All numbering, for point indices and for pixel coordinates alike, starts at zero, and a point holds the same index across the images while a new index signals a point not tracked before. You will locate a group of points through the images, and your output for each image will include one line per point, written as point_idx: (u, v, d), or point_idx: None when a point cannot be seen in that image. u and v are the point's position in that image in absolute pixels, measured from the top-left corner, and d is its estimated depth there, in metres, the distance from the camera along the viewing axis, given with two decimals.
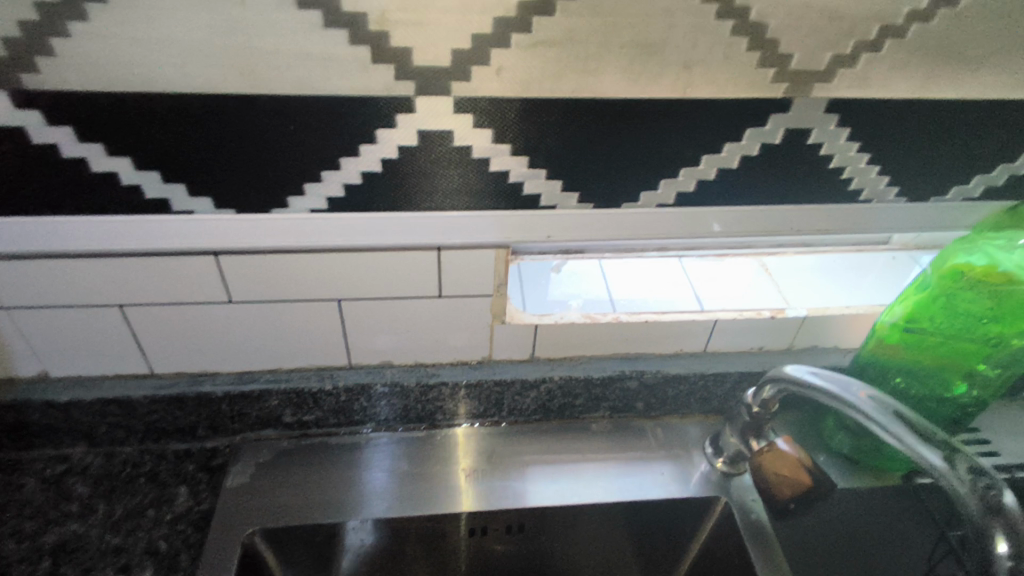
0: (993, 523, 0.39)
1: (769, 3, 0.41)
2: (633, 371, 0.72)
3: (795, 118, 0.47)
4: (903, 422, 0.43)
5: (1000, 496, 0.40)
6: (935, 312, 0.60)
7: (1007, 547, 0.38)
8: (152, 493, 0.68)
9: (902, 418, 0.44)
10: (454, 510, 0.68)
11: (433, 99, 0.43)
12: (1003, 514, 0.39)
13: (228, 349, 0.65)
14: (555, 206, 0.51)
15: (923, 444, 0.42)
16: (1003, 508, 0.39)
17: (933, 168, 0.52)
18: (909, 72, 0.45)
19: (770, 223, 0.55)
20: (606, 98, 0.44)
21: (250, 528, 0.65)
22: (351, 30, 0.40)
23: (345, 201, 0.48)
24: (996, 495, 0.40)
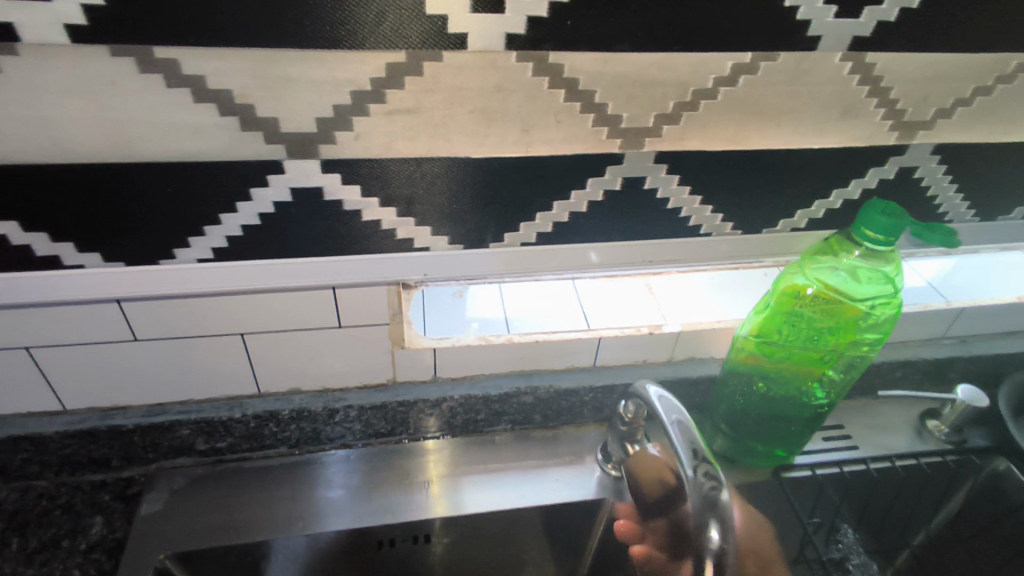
0: (708, 516, 0.52)
1: (590, 75, 0.48)
2: (527, 387, 0.78)
3: (629, 168, 0.54)
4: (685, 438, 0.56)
5: (718, 496, 0.53)
6: (780, 326, 0.67)
7: (713, 533, 0.51)
8: (68, 524, 0.71)
9: (687, 435, 0.57)
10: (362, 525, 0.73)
11: (301, 161, 0.48)
12: (716, 510, 0.52)
13: (137, 384, 0.68)
14: (428, 248, 0.57)
15: (687, 453, 0.55)
16: (717, 504, 0.53)
17: (758, 204, 0.60)
18: (722, 127, 0.53)
19: (625, 254, 0.62)
20: (459, 156, 0.51)
21: (164, 552, 0.68)
22: (219, 104, 0.44)
23: (231, 250, 0.53)
24: (717, 493, 0.53)
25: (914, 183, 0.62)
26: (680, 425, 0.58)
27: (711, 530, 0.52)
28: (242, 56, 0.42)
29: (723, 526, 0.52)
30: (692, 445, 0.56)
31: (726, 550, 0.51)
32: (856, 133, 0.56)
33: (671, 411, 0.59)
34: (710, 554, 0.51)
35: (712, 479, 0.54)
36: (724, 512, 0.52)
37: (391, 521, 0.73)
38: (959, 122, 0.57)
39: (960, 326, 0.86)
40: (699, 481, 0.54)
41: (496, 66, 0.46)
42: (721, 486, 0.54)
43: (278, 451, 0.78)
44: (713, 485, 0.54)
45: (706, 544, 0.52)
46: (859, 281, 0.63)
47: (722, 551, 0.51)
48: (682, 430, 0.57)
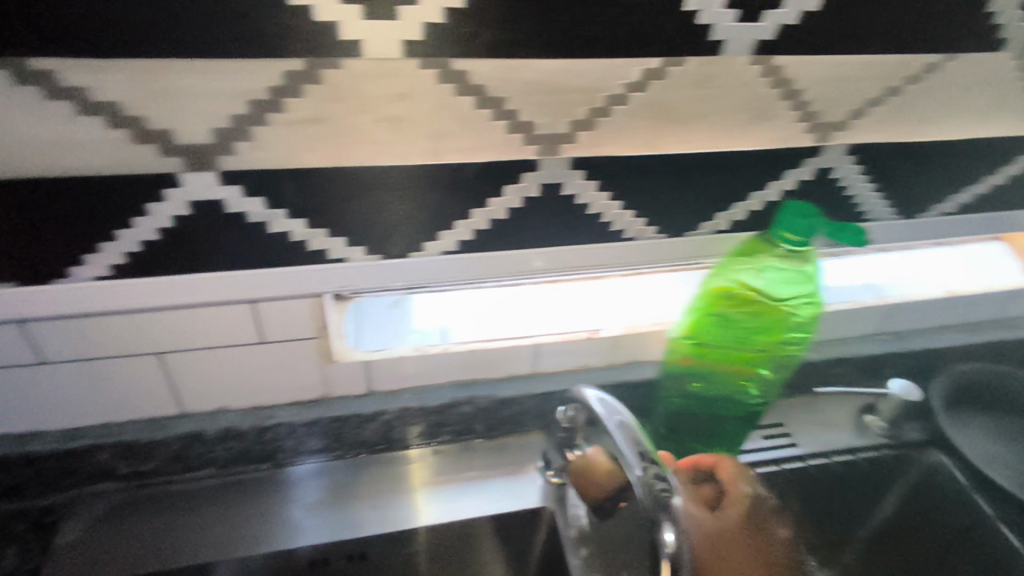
0: (661, 516, 0.49)
1: (498, 81, 0.47)
2: (466, 397, 0.76)
3: (545, 174, 0.54)
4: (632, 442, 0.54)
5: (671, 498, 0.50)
6: (709, 327, 0.67)
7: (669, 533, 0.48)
8: None
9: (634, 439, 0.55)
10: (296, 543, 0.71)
11: (200, 174, 0.47)
12: (669, 512, 0.49)
13: (51, 407, 0.65)
14: (345, 258, 0.56)
15: (634, 456, 0.53)
16: (669, 506, 0.50)
17: (679, 208, 0.60)
18: (636, 131, 0.53)
19: (551, 261, 0.61)
20: (368, 165, 0.50)
21: None
22: (105, 117, 0.43)
23: (134, 266, 0.52)
24: (668, 496, 0.51)
25: (832, 183, 0.62)
26: (624, 428, 0.56)
27: (664, 531, 0.49)
28: (126, 67, 0.41)
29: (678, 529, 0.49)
30: (638, 447, 0.54)
31: (682, 553, 0.49)
32: (771, 135, 0.56)
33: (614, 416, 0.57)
34: (666, 555, 0.49)
35: (663, 482, 0.51)
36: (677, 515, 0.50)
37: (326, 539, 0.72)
38: (873, 123, 0.58)
39: (895, 322, 0.88)
40: (649, 482, 0.51)
41: (398, 74, 0.45)
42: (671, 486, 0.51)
43: (206, 474, 0.75)
44: (664, 487, 0.51)
45: (662, 546, 0.49)
46: (779, 282, 0.64)
47: (677, 554, 0.48)
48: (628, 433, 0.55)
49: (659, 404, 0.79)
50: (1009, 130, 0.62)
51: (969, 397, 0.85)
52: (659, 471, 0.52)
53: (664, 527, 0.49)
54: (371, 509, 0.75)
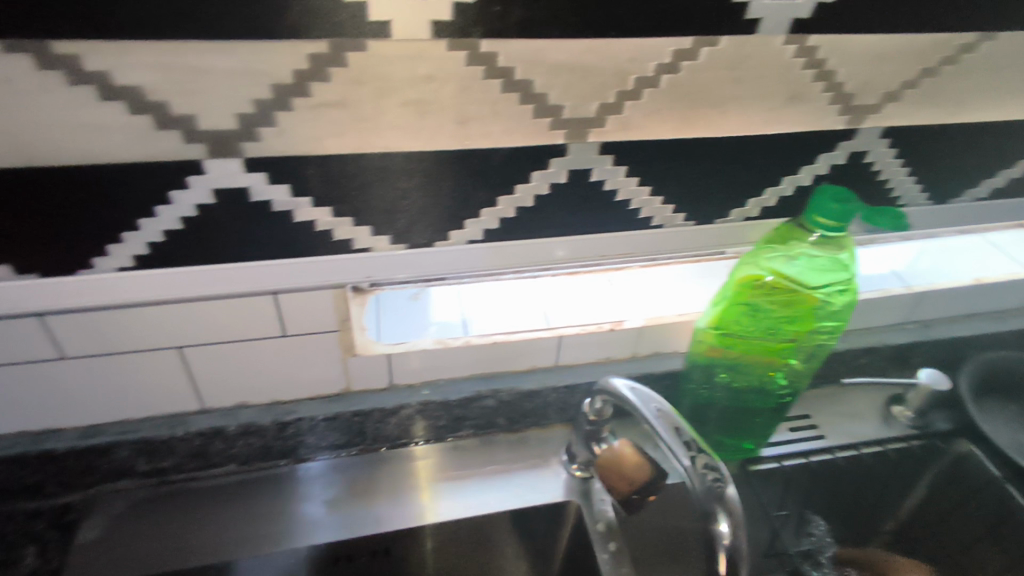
0: (716, 508, 0.49)
1: (527, 63, 0.46)
2: (488, 390, 0.75)
3: (573, 159, 0.53)
4: (677, 432, 0.53)
5: (724, 489, 0.50)
6: (739, 317, 0.66)
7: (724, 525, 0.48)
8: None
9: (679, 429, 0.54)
10: (316, 541, 0.70)
11: (224, 161, 0.46)
12: (724, 503, 0.49)
13: (69, 404, 0.65)
14: (369, 248, 0.54)
15: (682, 447, 0.52)
16: (723, 497, 0.49)
17: (708, 194, 0.58)
18: (666, 115, 0.52)
19: (577, 249, 0.60)
20: (394, 151, 0.48)
21: None
22: (129, 102, 0.42)
23: (155, 258, 0.51)
24: (721, 487, 0.50)
25: (864, 168, 0.61)
26: (663, 415, 0.55)
27: (720, 523, 0.49)
28: (150, 50, 0.40)
29: (733, 519, 0.49)
30: (682, 434, 0.53)
31: (739, 544, 0.48)
32: (804, 118, 0.55)
33: (653, 404, 0.56)
34: (723, 548, 0.48)
35: (714, 471, 0.51)
36: (732, 505, 0.49)
37: (346, 538, 0.71)
38: (907, 105, 0.57)
39: (922, 311, 0.86)
40: (699, 472, 0.51)
41: (426, 56, 0.44)
42: (722, 476, 0.51)
43: (226, 470, 0.74)
44: (716, 478, 0.50)
45: (718, 538, 0.48)
46: (814, 270, 0.62)
47: (735, 546, 0.48)
48: (668, 420, 0.54)
49: (685, 397, 0.77)
50: None
51: (995, 387, 0.84)
52: (709, 460, 0.52)
53: (719, 519, 0.49)
54: (393, 505, 0.74)
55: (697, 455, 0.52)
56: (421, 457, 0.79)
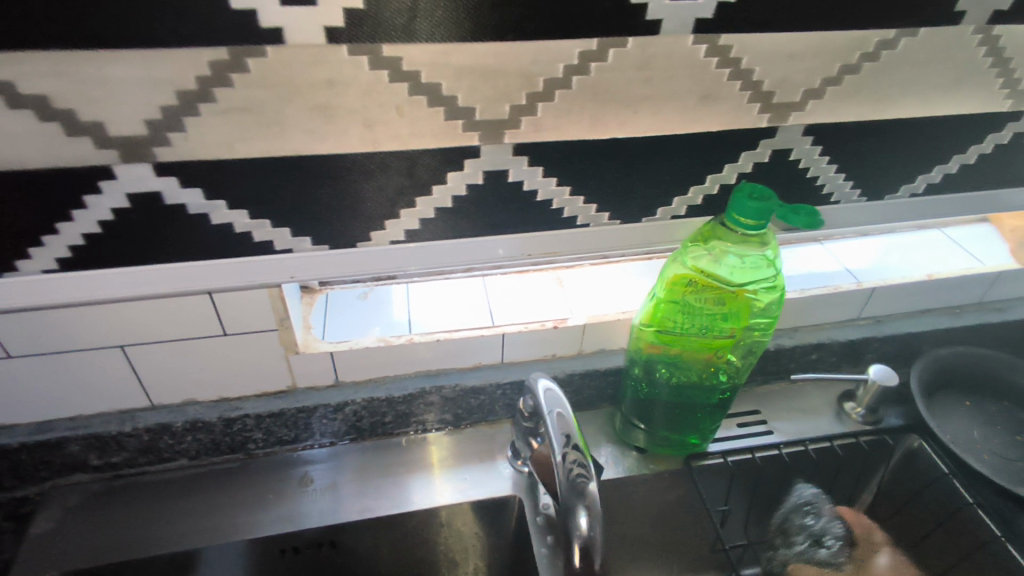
0: (575, 502, 0.53)
1: (429, 66, 0.47)
2: (433, 387, 0.76)
3: (489, 161, 0.53)
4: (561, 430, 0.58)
5: (586, 485, 0.54)
6: (673, 314, 0.66)
7: (581, 517, 0.52)
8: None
9: (564, 428, 0.58)
10: (260, 534, 0.71)
11: (136, 165, 0.47)
12: (584, 498, 0.54)
13: (18, 401, 0.66)
14: (291, 249, 0.55)
15: (560, 442, 0.57)
16: (583, 491, 0.54)
17: (632, 193, 0.59)
18: (579, 115, 0.52)
19: (504, 249, 0.61)
20: (305, 154, 0.49)
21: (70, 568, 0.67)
22: (37, 110, 0.43)
23: (78, 260, 0.52)
24: (584, 482, 0.55)
25: (790, 165, 0.61)
26: (558, 415, 0.58)
27: (578, 516, 0.53)
28: (51, 59, 0.41)
29: (590, 513, 0.53)
30: (568, 436, 0.57)
31: (594, 537, 0.52)
32: (721, 116, 0.55)
33: (552, 402, 0.60)
34: (578, 539, 0.52)
35: (581, 467, 0.56)
36: (592, 500, 0.54)
37: (290, 530, 0.72)
38: (829, 103, 0.57)
39: (875, 306, 0.86)
40: (568, 466, 0.55)
41: (327, 61, 0.45)
42: (587, 472, 0.55)
43: (179, 464, 0.76)
44: (580, 473, 0.55)
45: (575, 530, 0.52)
46: (742, 268, 0.63)
47: (589, 538, 0.52)
48: (563, 425, 0.58)
49: (629, 393, 0.78)
50: (976, 107, 0.61)
51: (948, 381, 0.84)
52: (579, 459, 0.56)
53: (578, 512, 0.53)
54: (340, 499, 0.75)
55: (571, 454, 0.56)
56: (372, 450, 0.80)
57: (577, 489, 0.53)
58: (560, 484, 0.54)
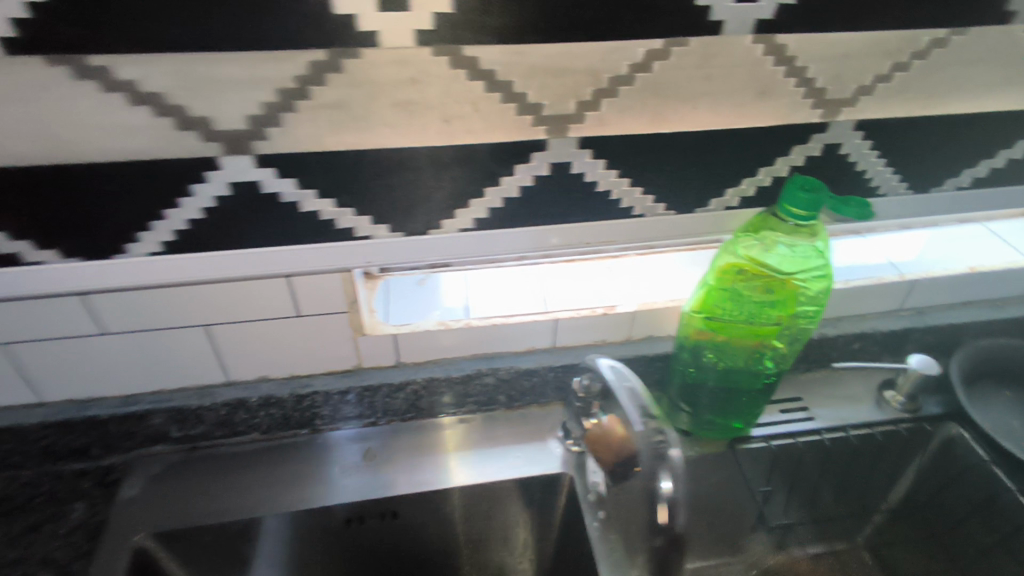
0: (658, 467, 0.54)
1: (506, 65, 0.50)
2: (488, 368, 0.81)
3: (555, 153, 0.57)
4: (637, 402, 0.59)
5: (667, 448, 0.55)
6: (722, 301, 0.70)
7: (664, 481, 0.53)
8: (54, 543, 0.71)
9: (639, 400, 0.59)
10: (327, 502, 0.76)
11: (238, 157, 0.52)
12: (665, 462, 0.54)
13: (110, 374, 0.72)
14: (369, 236, 0.60)
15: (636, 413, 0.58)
16: (664, 455, 0.55)
17: (688, 185, 0.62)
18: (642, 111, 0.55)
19: (564, 237, 0.64)
20: (388, 147, 0.53)
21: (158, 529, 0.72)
22: (154, 107, 0.48)
23: (180, 244, 0.57)
24: (665, 446, 0.55)
25: (841, 159, 0.63)
26: (629, 390, 0.61)
27: (661, 479, 0.54)
28: (170, 61, 0.46)
29: (673, 475, 0.54)
30: (643, 406, 0.59)
31: (678, 496, 0.53)
32: (776, 111, 0.58)
33: (621, 379, 0.62)
34: (663, 500, 0.53)
35: (661, 433, 0.57)
36: (674, 463, 0.54)
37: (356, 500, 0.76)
38: (880, 99, 0.59)
39: (917, 298, 0.88)
40: (647, 434, 0.56)
41: (413, 61, 0.49)
42: (668, 438, 0.56)
43: (250, 438, 0.82)
44: (661, 439, 0.56)
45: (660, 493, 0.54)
46: (792, 257, 0.65)
47: (674, 498, 0.53)
48: (635, 397, 0.60)
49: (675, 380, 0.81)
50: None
51: (989, 371, 0.85)
52: (658, 426, 0.58)
53: (661, 476, 0.54)
54: (400, 472, 0.80)
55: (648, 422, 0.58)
56: (428, 430, 0.85)
57: (658, 454, 0.54)
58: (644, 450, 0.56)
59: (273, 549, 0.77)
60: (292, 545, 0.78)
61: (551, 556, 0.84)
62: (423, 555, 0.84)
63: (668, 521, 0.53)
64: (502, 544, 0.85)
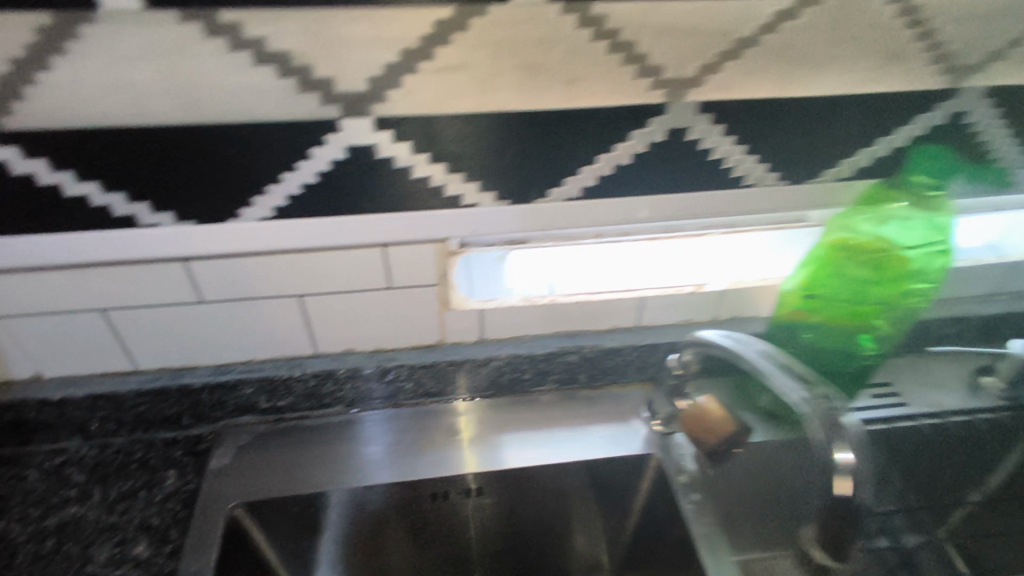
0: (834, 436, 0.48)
1: (633, 25, 0.49)
2: (572, 346, 0.79)
3: (673, 119, 0.55)
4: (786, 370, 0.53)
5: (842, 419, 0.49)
6: (828, 279, 0.68)
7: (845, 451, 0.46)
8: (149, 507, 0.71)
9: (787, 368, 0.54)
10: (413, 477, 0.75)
11: (357, 119, 0.51)
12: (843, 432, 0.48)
13: (204, 343, 0.72)
14: (476, 204, 0.59)
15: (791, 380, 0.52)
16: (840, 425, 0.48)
17: (804, 155, 0.60)
18: (765, 75, 0.53)
19: (670, 210, 0.62)
20: (506, 110, 0.52)
21: (253, 497, 0.72)
22: (279, 67, 0.47)
23: (291, 210, 0.56)
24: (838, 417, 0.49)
25: (965, 128, 0.60)
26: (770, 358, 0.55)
27: (840, 449, 0.47)
28: (301, 18, 0.45)
29: (852, 447, 0.47)
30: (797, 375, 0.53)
31: (862, 469, 0.46)
32: (903, 77, 0.55)
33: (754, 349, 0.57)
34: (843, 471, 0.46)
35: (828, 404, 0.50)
36: (852, 435, 0.48)
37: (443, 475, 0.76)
38: (1012, 64, 0.56)
39: (1017, 281, 0.84)
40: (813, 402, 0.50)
41: (540, 19, 0.47)
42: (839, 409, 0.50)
43: (334, 411, 0.82)
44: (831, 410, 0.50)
45: (838, 464, 0.47)
46: (908, 228, 0.64)
47: (857, 471, 0.46)
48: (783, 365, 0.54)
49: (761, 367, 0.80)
50: None
51: None
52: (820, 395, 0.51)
53: (839, 446, 0.47)
54: (482, 449, 0.79)
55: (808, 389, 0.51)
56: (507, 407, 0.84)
57: (834, 423, 0.48)
58: (812, 419, 0.49)
59: (349, 520, 0.76)
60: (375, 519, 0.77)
61: (625, 543, 0.82)
62: (498, 532, 0.83)
63: (850, 494, 0.46)
64: (581, 525, 0.84)
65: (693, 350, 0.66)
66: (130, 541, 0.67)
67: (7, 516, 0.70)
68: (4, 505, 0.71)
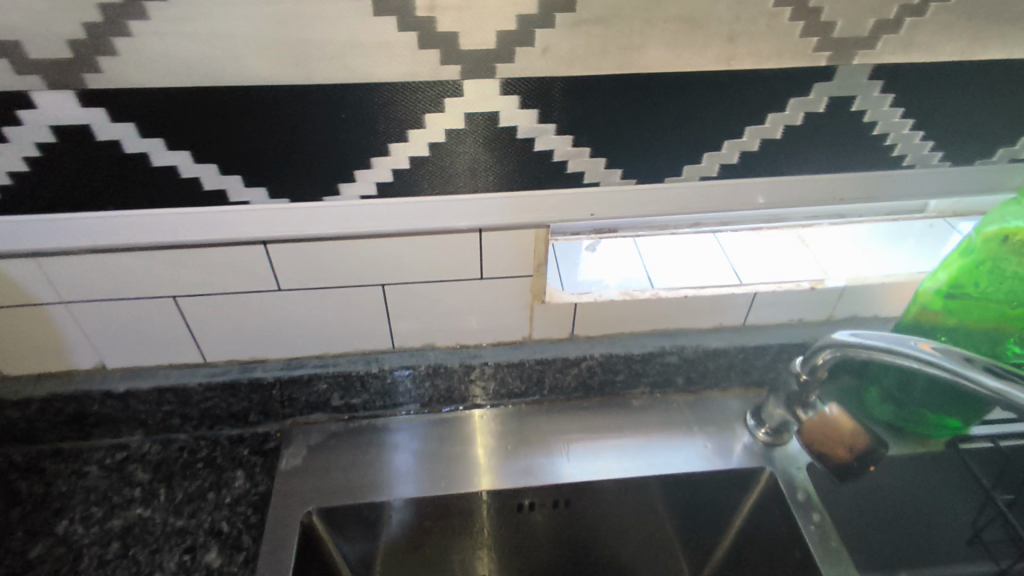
0: None
1: None
2: (672, 346, 0.72)
3: (838, 86, 0.47)
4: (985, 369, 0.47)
5: None
6: (982, 277, 0.59)
7: None
8: (220, 511, 0.65)
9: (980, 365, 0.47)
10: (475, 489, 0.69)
11: (481, 82, 0.44)
12: None
13: (277, 335, 0.66)
14: (598, 182, 0.52)
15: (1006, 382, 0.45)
16: None
17: (976, 129, 0.52)
18: (956, 36, 0.45)
19: (811, 194, 0.56)
20: (650, 73, 0.45)
21: (329, 503, 0.67)
22: (400, 19, 0.41)
23: (395, 186, 0.50)
24: None
25: None
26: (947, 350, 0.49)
27: None
28: None
29: None
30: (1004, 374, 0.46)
31: None
32: None
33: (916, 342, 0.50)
34: None
35: None
36: None
37: (506, 486, 0.69)
38: None
39: None
40: None
41: None
42: None
43: (408, 411, 0.76)
44: None
45: None
46: None
47: None
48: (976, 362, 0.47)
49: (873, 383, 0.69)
50: None
51: None
52: None
53: None
54: (552, 458, 0.72)
55: None
56: (596, 409, 0.77)
57: None
58: None
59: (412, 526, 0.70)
60: (455, 525, 0.72)
61: (718, 565, 0.75)
62: (582, 545, 0.76)
63: None
64: (670, 541, 0.77)
65: (829, 353, 0.57)
66: (200, 548, 0.62)
67: (70, 515, 0.65)
68: (66, 504, 0.66)
